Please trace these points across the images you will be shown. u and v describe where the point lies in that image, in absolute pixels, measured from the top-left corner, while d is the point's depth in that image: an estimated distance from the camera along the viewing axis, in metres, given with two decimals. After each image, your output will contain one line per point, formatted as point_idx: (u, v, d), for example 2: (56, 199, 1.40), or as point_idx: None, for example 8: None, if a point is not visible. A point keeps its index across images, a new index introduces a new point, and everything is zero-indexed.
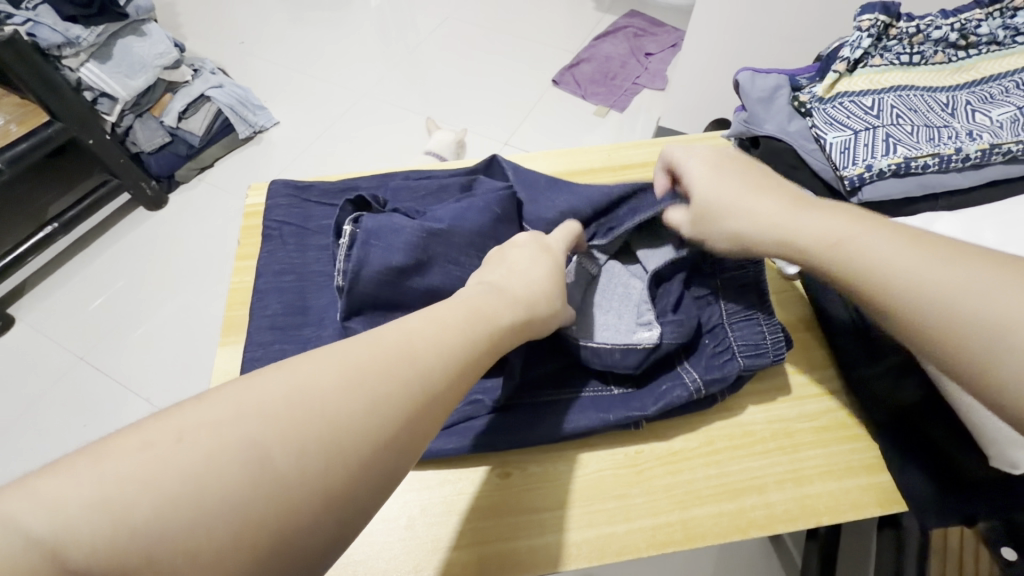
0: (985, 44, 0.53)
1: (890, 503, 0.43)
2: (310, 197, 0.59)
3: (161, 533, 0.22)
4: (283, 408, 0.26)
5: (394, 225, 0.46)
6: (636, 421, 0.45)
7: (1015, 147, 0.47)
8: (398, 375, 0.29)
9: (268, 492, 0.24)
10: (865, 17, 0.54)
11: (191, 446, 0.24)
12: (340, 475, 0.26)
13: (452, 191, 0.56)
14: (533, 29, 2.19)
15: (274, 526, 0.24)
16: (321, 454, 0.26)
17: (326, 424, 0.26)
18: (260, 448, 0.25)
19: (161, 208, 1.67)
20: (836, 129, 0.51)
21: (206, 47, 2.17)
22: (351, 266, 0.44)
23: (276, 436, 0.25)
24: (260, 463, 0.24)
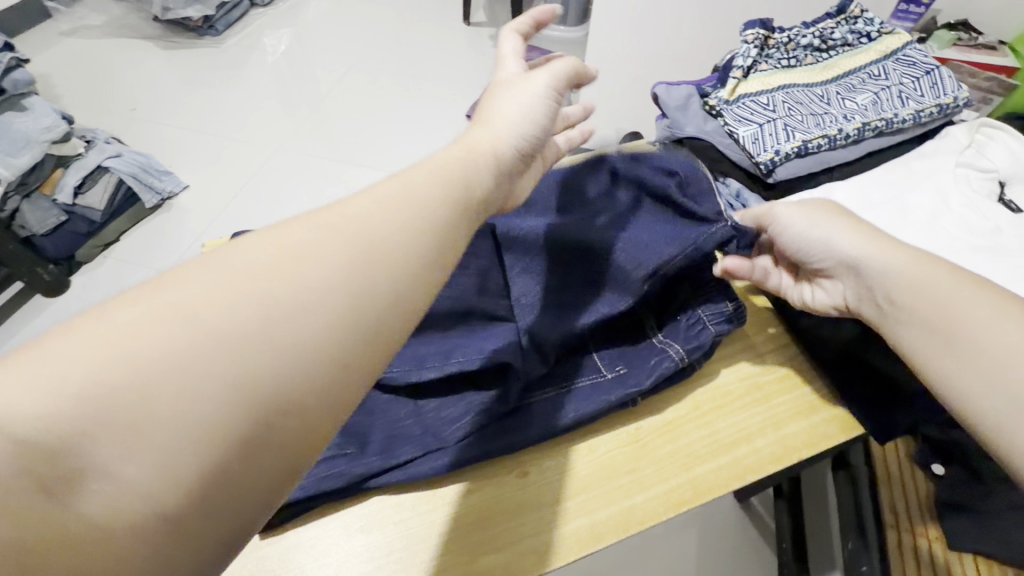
0: (840, 46, 0.66)
1: (852, 428, 0.50)
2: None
3: (104, 414, 0.20)
4: (216, 319, 0.23)
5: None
6: (633, 398, 0.49)
7: (879, 124, 0.59)
8: (307, 326, 0.24)
9: (216, 380, 0.22)
10: (748, 32, 0.64)
11: (111, 358, 0.21)
12: (236, 435, 0.22)
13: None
14: (440, 71, 2.28)
15: (220, 428, 0.22)
16: (210, 411, 0.22)
17: (221, 379, 0.22)
18: (203, 328, 0.23)
19: (63, 292, 1.53)
20: (745, 124, 0.60)
21: (94, 118, 2.03)
22: None
23: (150, 394, 0.21)
24: (206, 346, 0.22)
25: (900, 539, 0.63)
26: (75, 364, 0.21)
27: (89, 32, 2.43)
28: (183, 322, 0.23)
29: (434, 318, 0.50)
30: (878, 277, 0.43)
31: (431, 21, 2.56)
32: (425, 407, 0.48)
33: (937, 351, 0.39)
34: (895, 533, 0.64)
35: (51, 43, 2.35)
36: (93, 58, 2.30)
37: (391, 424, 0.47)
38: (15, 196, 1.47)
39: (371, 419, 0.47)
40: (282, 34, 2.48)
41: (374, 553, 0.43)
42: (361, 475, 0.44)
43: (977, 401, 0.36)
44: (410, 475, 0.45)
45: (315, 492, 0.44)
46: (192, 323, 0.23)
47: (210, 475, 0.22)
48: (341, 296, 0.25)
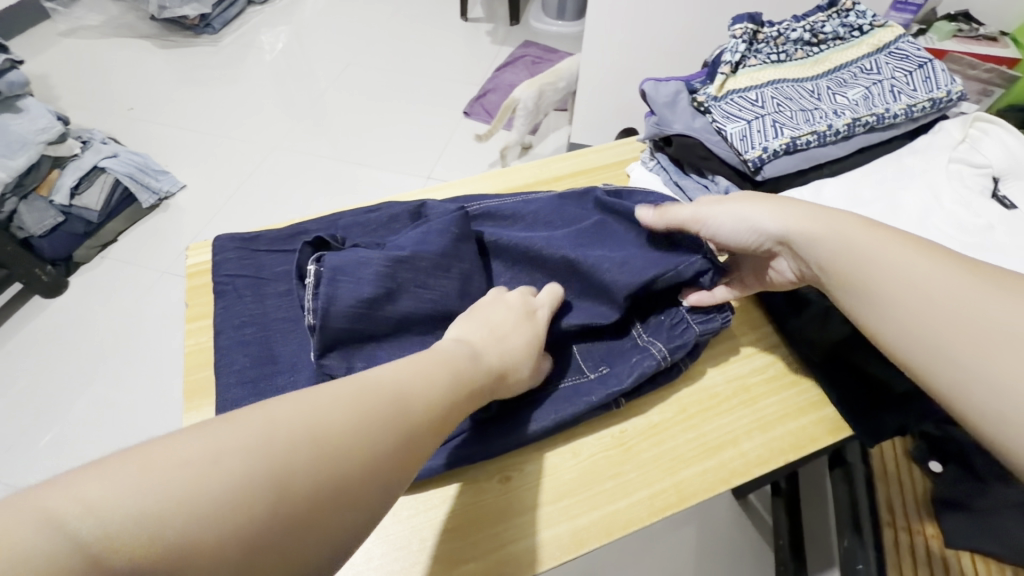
0: (832, 39, 0.65)
1: (840, 431, 0.50)
2: (259, 246, 0.59)
3: (197, 544, 0.25)
4: (289, 467, 0.29)
5: (357, 258, 0.47)
6: (616, 400, 0.48)
7: (870, 119, 0.58)
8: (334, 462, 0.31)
9: (282, 511, 0.28)
10: (737, 27, 0.63)
11: (211, 496, 0.26)
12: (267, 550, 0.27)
13: (404, 221, 0.59)
14: (437, 67, 2.27)
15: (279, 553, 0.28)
16: (250, 535, 0.27)
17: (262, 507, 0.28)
18: (279, 472, 0.29)
19: (62, 293, 1.53)
20: (733, 121, 0.59)
21: (90, 118, 2.03)
22: (319, 304, 0.45)
23: (233, 521, 0.27)
24: (281, 485, 0.28)
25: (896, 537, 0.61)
26: (148, 495, 0.26)
27: (85, 32, 2.42)
28: (266, 466, 0.28)
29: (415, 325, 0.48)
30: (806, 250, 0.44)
31: (428, 17, 2.55)
32: None
33: (884, 309, 0.39)
34: (891, 531, 0.62)
35: (48, 43, 2.35)
36: (89, 58, 2.30)
37: None
38: (12, 198, 1.47)
39: None
40: (279, 32, 2.47)
41: (352, 559, 0.43)
42: None
43: (928, 366, 0.36)
44: None
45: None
46: (274, 469, 0.29)
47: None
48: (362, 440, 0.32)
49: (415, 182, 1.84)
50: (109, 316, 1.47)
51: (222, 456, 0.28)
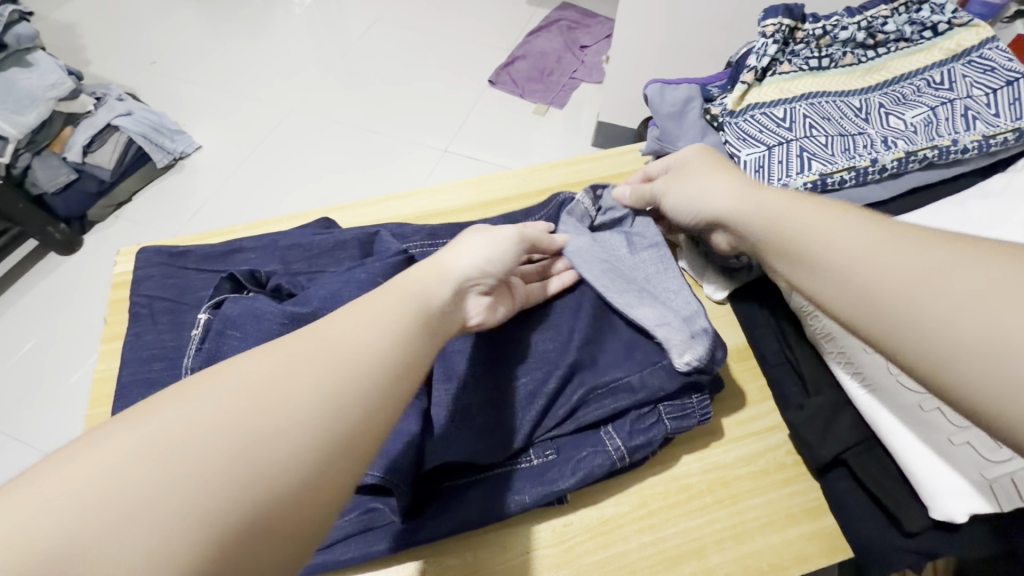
0: (893, 42, 0.51)
1: (835, 552, 0.40)
2: (188, 263, 0.51)
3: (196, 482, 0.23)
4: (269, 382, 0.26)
5: (253, 311, 0.40)
6: (557, 495, 0.40)
7: (930, 154, 0.45)
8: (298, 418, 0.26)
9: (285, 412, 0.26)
10: (769, 22, 0.50)
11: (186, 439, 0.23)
12: (323, 426, 0.26)
13: (351, 250, 0.50)
14: (466, 28, 2.12)
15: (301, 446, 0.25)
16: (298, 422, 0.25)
17: (224, 483, 0.23)
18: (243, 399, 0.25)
19: (76, 251, 1.53)
20: (749, 145, 0.47)
21: (113, 70, 1.99)
22: (200, 361, 0.40)
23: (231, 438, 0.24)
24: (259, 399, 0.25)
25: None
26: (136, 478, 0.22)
27: None
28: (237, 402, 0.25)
29: None
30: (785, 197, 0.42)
31: None
32: None
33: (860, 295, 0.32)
34: None
35: None
36: (117, 7, 2.24)
37: None
38: (25, 153, 1.45)
39: None
40: None
41: None
42: None
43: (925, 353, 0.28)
44: None
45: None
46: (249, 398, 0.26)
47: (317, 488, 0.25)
48: (327, 385, 0.27)
49: (431, 154, 1.73)
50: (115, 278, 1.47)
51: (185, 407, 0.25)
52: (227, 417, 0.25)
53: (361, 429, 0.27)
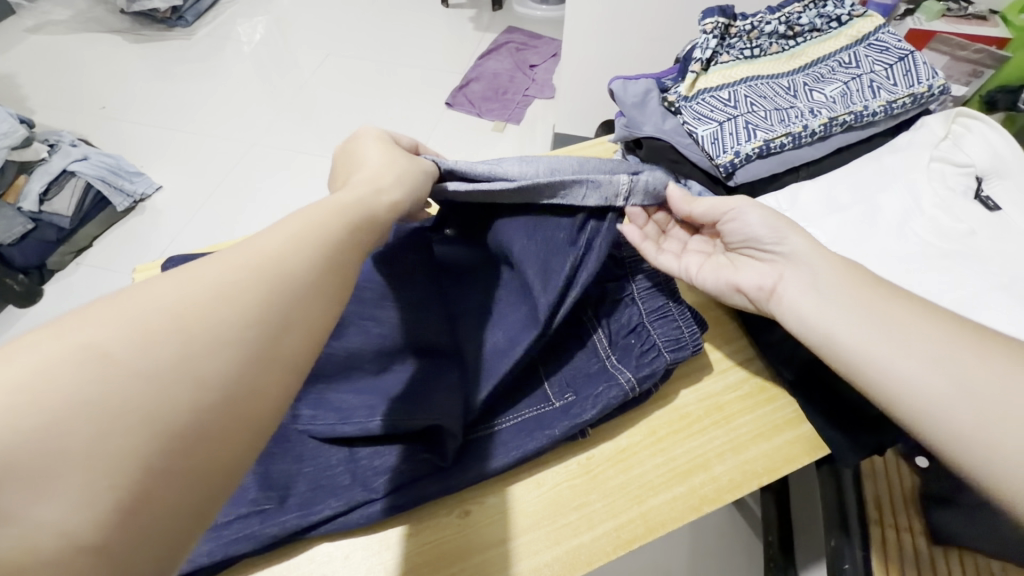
0: (808, 32, 0.61)
1: (816, 449, 0.48)
2: None
3: (111, 415, 0.23)
4: (204, 310, 0.27)
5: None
6: (581, 428, 0.46)
7: (848, 118, 0.55)
8: (213, 347, 0.26)
9: (226, 342, 0.27)
10: (707, 22, 0.60)
11: (116, 357, 0.24)
12: (242, 376, 0.27)
13: None
14: (419, 56, 2.20)
15: (224, 394, 0.26)
16: (225, 365, 0.26)
17: (136, 416, 0.24)
18: (176, 324, 0.26)
19: (36, 302, 1.45)
20: (704, 123, 0.56)
21: (61, 117, 1.95)
22: None
23: (162, 360, 0.25)
24: (197, 324, 0.26)
25: (884, 535, 0.58)
26: (59, 398, 0.22)
27: (54, 27, 2.33)
28: (172, 324, 0.26)
29: (366, 359, 0.45)
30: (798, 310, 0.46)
31: (409, 6, 2.47)
32: (359, 453, 0.44)
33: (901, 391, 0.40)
34: (878, 529, 0.59)
35: (15, 40, 2.26)
36: (58, 55, 2.20)
37: (317, 473, 0.43)
38: None
39: (298, 467, 0.43)
40: (257, 23, 2.39)
41: None
42: (275, 536, 0.40)
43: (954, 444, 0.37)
44: (342, 525, 0.42)
45: (221, 558, 0.39)
46: (181, 318, 0.26)
47: (220, 436, 0.26)
48: (243, 326, 0.28)
49: None
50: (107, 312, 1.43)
51: (120, 323, 0.25)
52: (114, 353, 0.24)
53: (262, 396, 0.28)
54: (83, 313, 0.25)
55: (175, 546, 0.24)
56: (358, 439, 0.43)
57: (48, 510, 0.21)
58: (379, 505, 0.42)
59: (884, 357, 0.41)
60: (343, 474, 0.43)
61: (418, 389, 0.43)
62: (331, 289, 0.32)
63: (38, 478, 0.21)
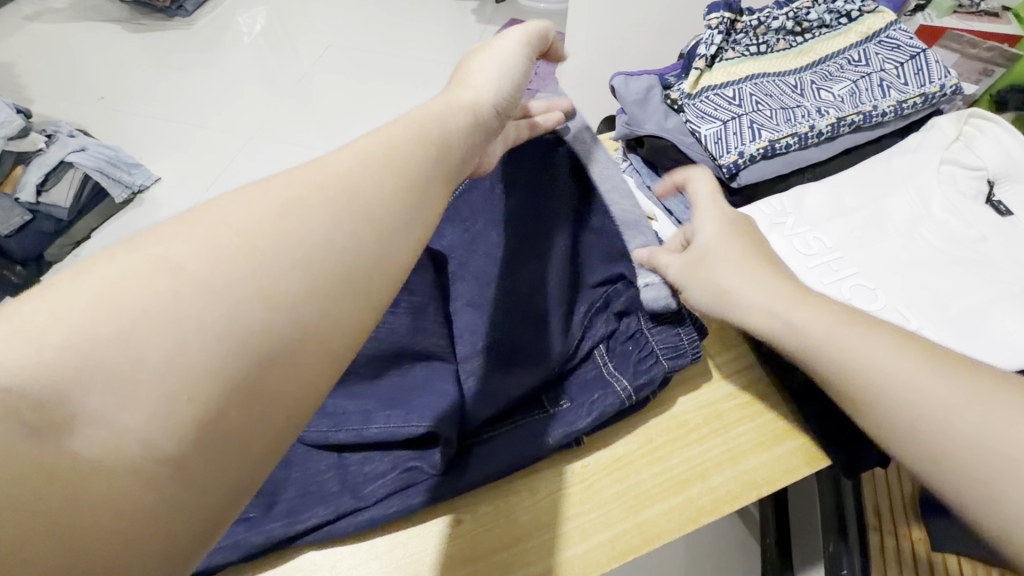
0: (817, 28, 0.59)
1: (816, 461, 0.46)
2: None
3: (182, 330, 0.21)
4: (278, 223, 0.24)
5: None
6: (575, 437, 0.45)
7: (857, 118, 0.53)
8: (293, 262, 0.24)
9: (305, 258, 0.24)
10: (712, 16, 0.58)
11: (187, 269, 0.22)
12: (323, 294, 0.24)
13: None
14: (421, 48, 2.18)
15: (302, 309, 0.23)
16: (303, 282, 0.23)
17: (203, 332, 0.21)
18: (249, 237, 0.23)
19: (34, 293, 1.43)
20: (708, 122, 0.54)
21: (59, 108, 1.93)
22: None
23: (235, 276, 0.22)
24: (271, 238, 0.24)
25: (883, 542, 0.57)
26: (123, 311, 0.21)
27: (53, 16, 2.31)
28: (246, 238, 0.23)
29: (360, 363, 0.45)
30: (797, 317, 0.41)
31: None
32: (349, 459, 0.43)
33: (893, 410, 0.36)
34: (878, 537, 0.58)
35: (13, 29, 2.23)
36: (57, 45, 2.18)
37: (307, 479, 0.42)
38: None
39: (288, 472, 0.42)
40: (257, 12, 2.37)
41: None
42: (261, 544, 0.39)
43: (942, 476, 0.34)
44: (329, 534, 0.41)
45: (205, 566, 0.38)
46: (253, 235, 0.24)
47: (295, 358, 0.23)
48: (325, 244, 0.25)
49: None
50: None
51: (194, 236, 0.23)
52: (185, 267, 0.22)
53: (345, 315, 0.24)
54: (162, 230, 0.24)
55: (253, 474, 0.22)
56: (348, 445, 0.42)
57: (118, 425, 0.20)
58: (368, 514, 0.40)
59: (884, 367, 0.37)
60: (331, 481, 0.42)
61: (411, 394, 0.42)
62: (423, 211, 0.29)
63: (110, 392, 0.20)
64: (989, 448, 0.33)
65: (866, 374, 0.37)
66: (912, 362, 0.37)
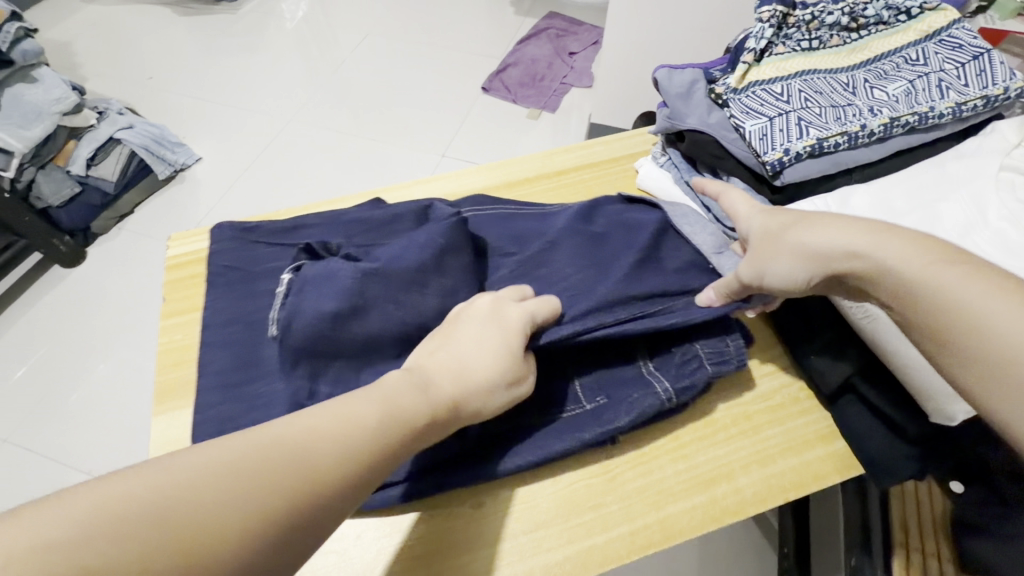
0: (873, 24, 0.57)
1: (849, 469, 0.45)
2: (259, 238, 0.55)
3: (232, 513, 0.27)
4: (321, 432, 0.31)
5: (330, 271, 0.44)
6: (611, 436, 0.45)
7: (912, 119, 0.51)
8: (324, 461, 0.31)
9: (332, 461, 0.31)
10: (764, 9, 0.57)
11: (246, 465, 0.29)
12: (340, 490, 0.31)
13: (407, 220, 0.53)
14: (457, 39, 2.18)
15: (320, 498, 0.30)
16: (327, 482, 0.30)
17: (245, 512, 0.28)
18: (297, 446, 0.31)
19: (80, 264, 1.47)
20: (753, 117, 0.53)
21: (111, 87, 2.01)
22: (282, 317, 0.42)
23: (278, 469, 0.29)
24: (312, 448, 0.31)
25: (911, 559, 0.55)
26: (197, 492, 0.27)
27: None
28: (291, 447, 0.30)
29: (385, 344, 0.43)
30: (856, 262, 0.38)
31: None
32: None
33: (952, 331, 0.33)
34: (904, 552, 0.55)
35: (71, 9, 2.33)
36: (110, 26, 2.26)
37: None
38: (30, 168, 1.41)
39: None
40: None
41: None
42: None
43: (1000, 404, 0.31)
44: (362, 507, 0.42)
45: None
46: (300, 448, 0.31)
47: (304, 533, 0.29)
48: (352, 455, 0.32)
49: (429, 159, 1.77)
50: (148, 274, 1.44)
51: (256, 444, 0.30)
52: (245, 463, 0.29)
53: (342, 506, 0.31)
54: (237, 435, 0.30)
55: None
56: None
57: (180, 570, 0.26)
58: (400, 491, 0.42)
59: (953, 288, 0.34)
60: None
61: None
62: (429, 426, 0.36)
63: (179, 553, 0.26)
64: None
65: (930, 299, 0.34)
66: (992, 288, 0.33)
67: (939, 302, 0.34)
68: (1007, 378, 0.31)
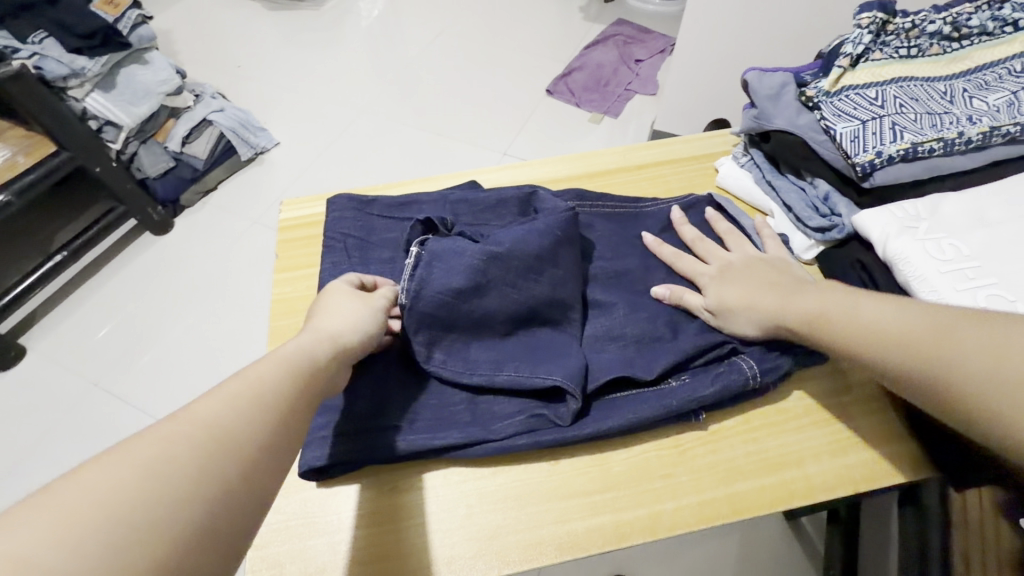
0: (977, 35, 0.57)
1: (919, 467, 0.47)
2: (373, 212, 0.61)
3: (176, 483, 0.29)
4: (235, 405, 0.35)
5: (457, 247, 0.48)
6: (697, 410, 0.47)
7: (1013, 129, 0.51)
8: (245, 423, 0.34)
9: (252, 424, 0.34)
10: (864, 15, 0.58)
11: (178, 446, 0.31)
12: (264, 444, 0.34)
13: (512, 207, 0.58)
14: (525, 42, 2.24)
15: (248, 456, 0.33)
16: (253, 440, 0.34)
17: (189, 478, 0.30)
18: (214, 424, 0.33)
19: (166, 231, 1.60)
20: (845, 120, 0.54)
21: (205, 73, 2.18)
22: (412, 285, 0.47)
23: (207, 441, 0.32)
24: (226, 420, 0.34)
25: None
26: (130, 479, 0.29)
27: None
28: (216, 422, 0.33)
29: (497, 322, 0.48)
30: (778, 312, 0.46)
31: None
32: (479, 398, 0.48)
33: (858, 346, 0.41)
34: None
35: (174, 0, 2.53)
36: (207, 17, 2.45)
37: (440, 406, 0.47)
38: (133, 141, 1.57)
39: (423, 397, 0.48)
40: None
41: (401, 512, 0.46)
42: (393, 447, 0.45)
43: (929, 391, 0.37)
44: (458, 455, 0.46)
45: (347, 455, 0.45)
46: (218, 422, 0.33)
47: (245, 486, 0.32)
48: (268, 412, 0.36)
49: (490, 157, 1.82)
50: (226, 246, 1.55)
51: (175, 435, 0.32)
52: (176, 447, 0.31)
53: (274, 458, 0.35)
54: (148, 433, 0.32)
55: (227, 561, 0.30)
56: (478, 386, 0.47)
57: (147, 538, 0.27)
58: (495, 444, 0.46)
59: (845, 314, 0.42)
60: (454, 406, 0.47)
61: (540, 355, 0.47)
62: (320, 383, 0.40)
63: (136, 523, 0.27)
64: (944, 357, 0.36)
65: (842, 329, 0.42)
66: (877, 307, 0.41)
67: (841, 333, 0.42)
68: (927, 362, 0.37)
